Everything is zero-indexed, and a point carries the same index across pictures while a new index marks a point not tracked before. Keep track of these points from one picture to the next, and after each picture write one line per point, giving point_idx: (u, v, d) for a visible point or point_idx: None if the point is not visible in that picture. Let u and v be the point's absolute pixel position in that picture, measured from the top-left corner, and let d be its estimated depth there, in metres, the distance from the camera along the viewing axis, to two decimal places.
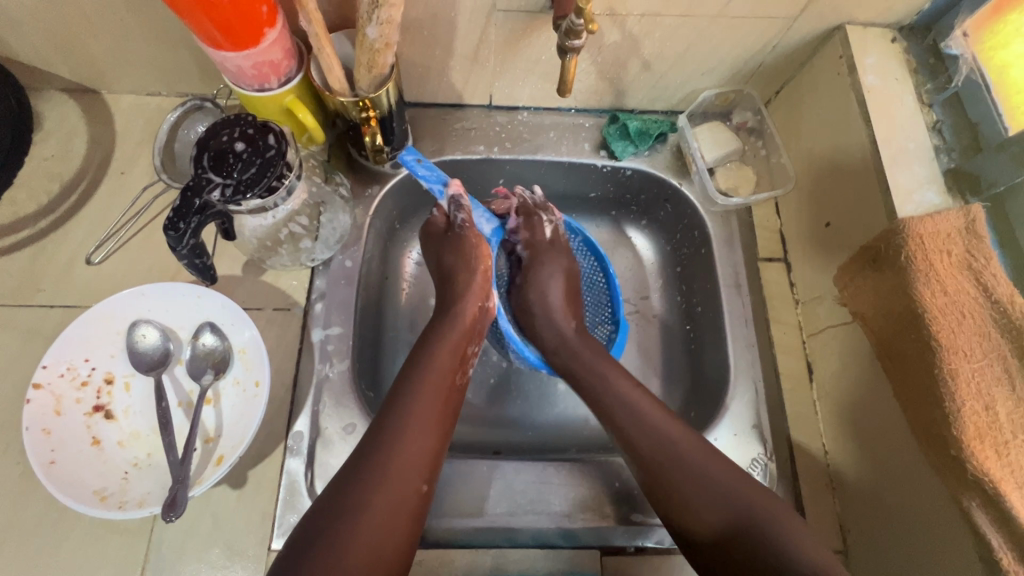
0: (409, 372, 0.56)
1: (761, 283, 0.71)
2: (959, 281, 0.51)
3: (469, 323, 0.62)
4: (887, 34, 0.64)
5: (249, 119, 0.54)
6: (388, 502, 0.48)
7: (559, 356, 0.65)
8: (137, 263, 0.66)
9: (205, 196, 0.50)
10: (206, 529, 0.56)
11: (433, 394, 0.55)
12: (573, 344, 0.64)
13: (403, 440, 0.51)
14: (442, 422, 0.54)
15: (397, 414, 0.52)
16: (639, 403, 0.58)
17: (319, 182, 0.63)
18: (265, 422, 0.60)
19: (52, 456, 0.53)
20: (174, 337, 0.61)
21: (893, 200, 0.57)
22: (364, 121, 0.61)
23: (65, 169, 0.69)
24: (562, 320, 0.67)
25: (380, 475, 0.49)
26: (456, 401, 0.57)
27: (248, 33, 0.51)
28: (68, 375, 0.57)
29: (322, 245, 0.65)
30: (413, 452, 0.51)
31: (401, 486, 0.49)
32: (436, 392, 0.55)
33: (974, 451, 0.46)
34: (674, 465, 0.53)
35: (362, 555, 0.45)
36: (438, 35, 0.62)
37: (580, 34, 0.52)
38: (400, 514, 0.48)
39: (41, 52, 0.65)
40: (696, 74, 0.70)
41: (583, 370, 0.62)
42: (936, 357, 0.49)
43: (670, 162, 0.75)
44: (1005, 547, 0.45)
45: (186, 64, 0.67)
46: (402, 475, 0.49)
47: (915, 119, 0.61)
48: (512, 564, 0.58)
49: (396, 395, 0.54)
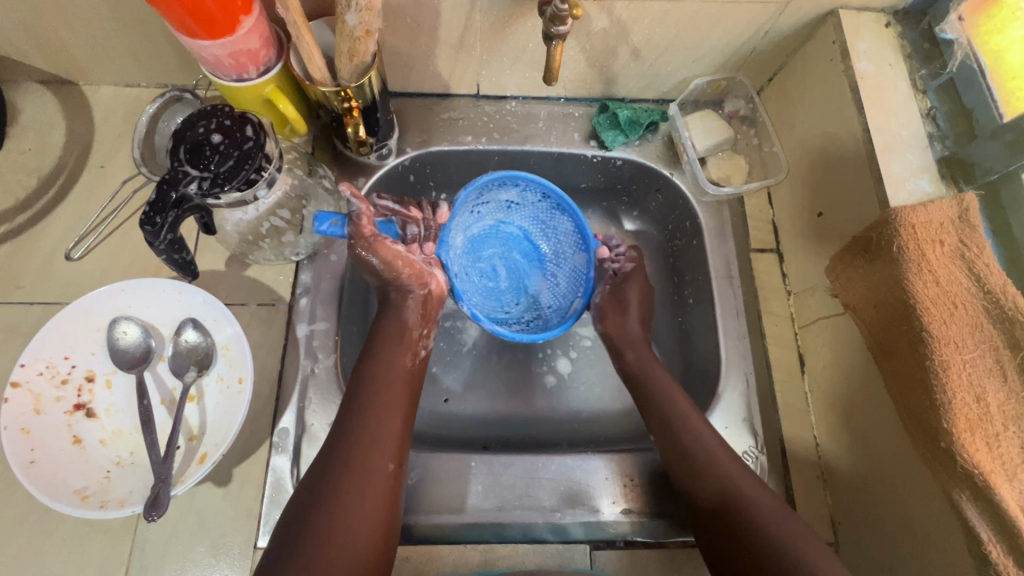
0: (366, 367, 0.56)
1: (753, 275, 0.71)
2: (951, 272, 0.50)
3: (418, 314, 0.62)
4: (881, 19, 0.63)
5: (227, 110, 0.52)
6: (358, 490, 0.48)
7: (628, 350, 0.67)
8: (119, 258, 0.65)
9: (181, 190, 0.49)
10: (192, 527, 0.56)
11: (391, 383, 0.56)
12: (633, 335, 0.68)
13: (368, 431, 0.52)
14: (402, 409, 0.55)
15: (362, 407, 0.53)
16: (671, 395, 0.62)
17: (302, 174, 0.61)
18: (250, 419, 0.60)
19: (32, 456, 0.52)
20: (155, 334, 0.60)
21: (885, 188, 0.56)
22: (347, 112, 0.60)
23: (42, 162, 0.68)
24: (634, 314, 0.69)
25: (353, 466, 0.49)
26: (415, 387, 0.58)
27: (223, 21, 0.50)
28: (47, 374, 0.56)
29: (306, 239, 0.64)
30: (379, 438, 0.52)
31: (367, 477, 0.49)
32: (394, 381, 0.56)
33: (965, 443, 0.46)
34: (686, 448, 0.57)
35: (335, 540, 0.45)
36: (421, 22, 0.60)
37: (565, 20, 0.50)
38: (369, 504, 0.48)
39: (12, 42, 0.63)
40: (687, 61, 0.69)
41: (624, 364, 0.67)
42: (926, 349, 0.48)
43: (661, 151, 0.74)
44: (994, 540, 0.45)
45: (163, 54, 0.66)
46: (368, 459, 0.50)
47: (909, 105, 0.59)
48: (501, 559, 0.58)
49: (356, 389, 0.55)
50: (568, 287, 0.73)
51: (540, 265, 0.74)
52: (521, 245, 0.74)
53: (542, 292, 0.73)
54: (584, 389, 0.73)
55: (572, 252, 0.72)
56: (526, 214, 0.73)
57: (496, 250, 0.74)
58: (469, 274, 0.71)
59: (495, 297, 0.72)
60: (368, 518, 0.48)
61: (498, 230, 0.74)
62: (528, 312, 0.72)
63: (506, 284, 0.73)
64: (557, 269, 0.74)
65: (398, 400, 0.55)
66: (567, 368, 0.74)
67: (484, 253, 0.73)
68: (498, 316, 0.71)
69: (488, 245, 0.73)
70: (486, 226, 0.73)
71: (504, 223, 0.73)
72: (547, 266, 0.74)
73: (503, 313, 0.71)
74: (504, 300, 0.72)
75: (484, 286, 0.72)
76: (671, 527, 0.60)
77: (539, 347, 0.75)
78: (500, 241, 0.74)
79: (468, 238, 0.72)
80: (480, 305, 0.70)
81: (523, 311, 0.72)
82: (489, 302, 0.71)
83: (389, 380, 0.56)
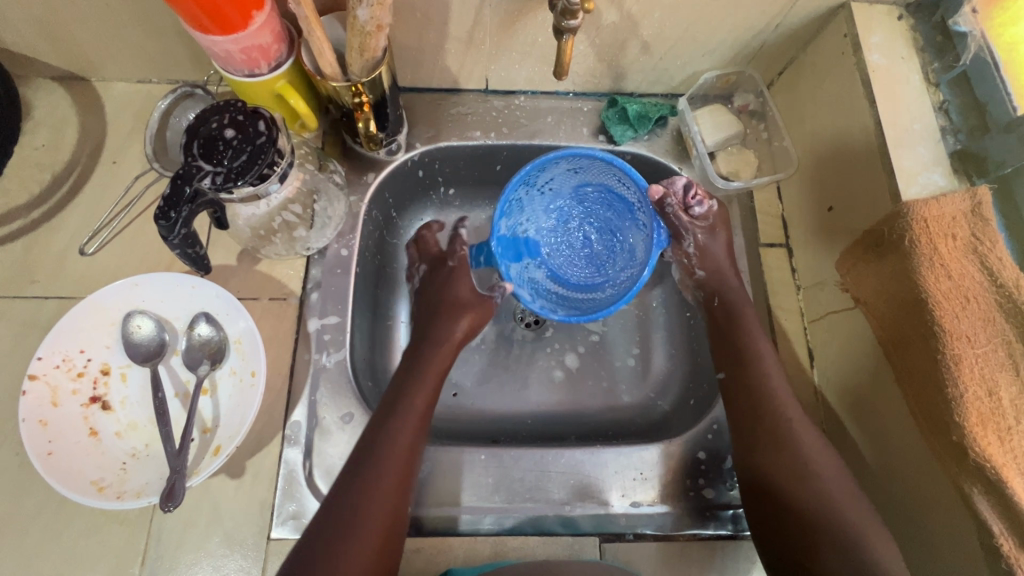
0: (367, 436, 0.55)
1: (763, 269, 0.70)
2: (964, 266, 0.50)
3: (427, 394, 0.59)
4: (893, 11, 0.62)
5: (240, 105, 0.53)
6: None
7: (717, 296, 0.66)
8: (132, 253, 0.66)
9: (195, 185, 0.49)
10: (206, 518, 0.57)
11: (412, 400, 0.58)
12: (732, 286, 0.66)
13: (385, 444, 0.54)
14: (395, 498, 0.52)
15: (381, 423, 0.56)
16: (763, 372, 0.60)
17: (313, 169, 0.63)
18: (262, 412, 0.60)
19: (49, 447, 0.53)
20: (169, 328, 0.61)
21: (898, 181, 0.55)
22: (357, 107, 0.60)
23: (56, 158, 0.68)
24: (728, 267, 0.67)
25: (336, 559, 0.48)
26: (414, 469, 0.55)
27: (234, 16, 0.50)
28: (64, 367, 0.57)
29: (317, 235, 0.65)
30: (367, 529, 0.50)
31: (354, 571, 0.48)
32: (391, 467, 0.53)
33: (977, 437, 0.46)
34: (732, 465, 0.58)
35: None
36: (431, 16, 0.60)
37: (576, 14, 0.51)
38: None
39: (27, 39, 0.63)
40: (697, 55, 0.69)
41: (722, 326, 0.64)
42: (940, 343, 0.48)
43: (670, 146, 0.74)
44: (1006, 534, 0.44)
45: (175, 50, 0.66)
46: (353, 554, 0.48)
47: (921, 99, 0.59)
48: (512, 551, 0.58)
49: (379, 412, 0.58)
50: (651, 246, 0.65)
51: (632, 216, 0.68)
52: (612, 203, 0.69)
53: (639, 245, 0.67)
54: (592, 383, 0.74)
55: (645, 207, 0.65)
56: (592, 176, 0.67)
57: (587, 216, 0.70)
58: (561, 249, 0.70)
59: (597, 262, 0.70)
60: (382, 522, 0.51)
61: (580, 198, 0.70)
62: (624, 272, 0.67)
63: (602, 246, 0.70)
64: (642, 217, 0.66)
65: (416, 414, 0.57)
66: (576, 362, 0.75)
67: (576, 223, 0.71)
68: (601, 284, 0.68)
69: (579, 212, 0.70)
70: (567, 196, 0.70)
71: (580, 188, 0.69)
72: (635, 215, 0.67)
73: (601, 279, 0.69)
74: (606, 263, 0.70)
75: (583, 257, 0.70)
76: (683, 520, 0.61)
77: (547, 341, 0.75)
78: (587, 206, 0.70)
79: (553, 216, 0.70)
80: (579, 277, 0.70)
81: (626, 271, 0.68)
82: (589, 270, 0.70)
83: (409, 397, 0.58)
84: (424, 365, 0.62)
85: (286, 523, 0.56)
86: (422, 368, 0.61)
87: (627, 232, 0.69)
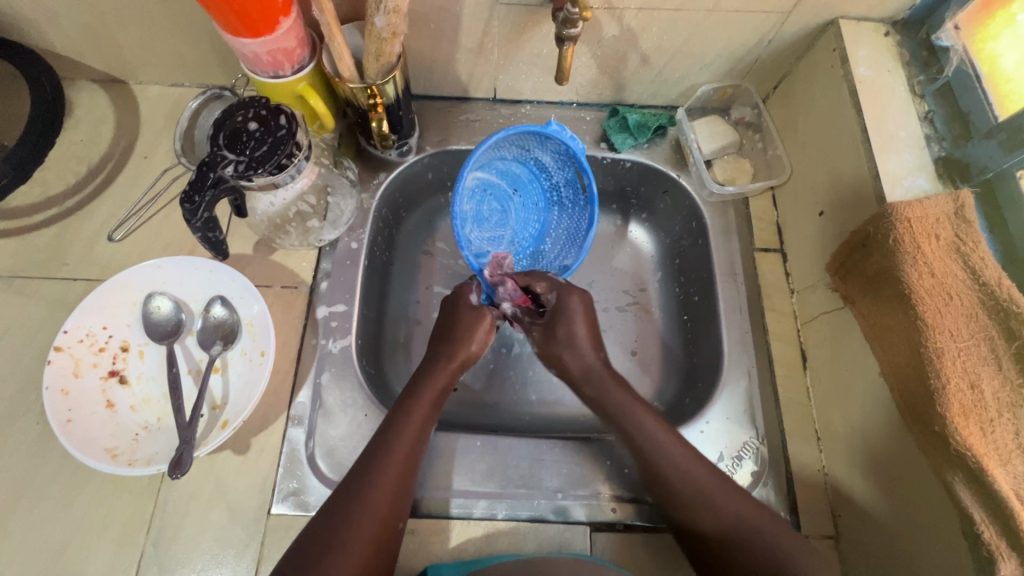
0: (353, 473, 0.54)
1: (757, 272, 0.72)
2: (946, 264, 0.52)
3: (415, 440, 0.57)
4: (880, 28, 0.66)
5: (263, 101, 0.57)
6: None
7: (588, 385, 0.63)
8: (157, 240, 0.70)
9: (219, 171, 0.54)
10: (211, 491, 0.59)
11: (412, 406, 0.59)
12: (600, 373, 0.63)
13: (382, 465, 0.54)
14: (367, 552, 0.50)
15: (379, 436, 0.57)
16: (631, 408, 0.60)
17: (328, 165, 0.67)
18: (270, 392, 0.63)
19: (69, 415, 0.56)
20: (186, 309, 0.64)
21: (882, 185, 0.58)
22: (371, 108, 0.65)
23: (92, 152, 0.73)
24: (588, 350, 0.64)
25: None
26: (399, 515, 0.54)
27: (264, 22, 0.55)
28: (87, 341, 0.60)
29: (329, 227, 0.69)
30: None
31: None
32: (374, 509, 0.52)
33: (957, 427, 0.47)
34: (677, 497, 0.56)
35: None
36: (444, 28, 0.65)
37: (576, 23, 0.55)
38: None
39: (75, 43, 0.69)
40: (694, 68, 0.73)
41: (628, 435, 0.60)
42: (922, 337, 0.50)
43: (668, 154, 0.77)
44: (986, 521, 0.45)
45: (208, 56, 0.72)
46: None
47: (906, 109, 0.62)
48: (503, 536, 0.59)
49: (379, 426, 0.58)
50: (549, 151, 0.69)
51: (525, 158, 0.71)
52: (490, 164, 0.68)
53: (540, 158, 0.70)
54: None
55: (536, 139, 0.67)
56: (478, 160, 0.65)
57: (493, 198, 0.71)
58: (495, 236, 0.71)
59: (520, 216, 0.74)
60: (383, 505, 0.52)
61: (478, 191, 0.69)
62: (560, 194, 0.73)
63: (515, 197, 0.73)
64: (537, 150, 0.69)
65: (413, 425, 0.58)
66: None
67: (485, 206, 0.70)
68: (552, 223, 0.75)
69: (484, 197, 0.70)
70: (472, 197, 0.68)
71: (478, 183, 0.68)
72: (519, 150, 0.69)
73: (541, 220, 0.75)
74: (533, 203, 0.74)
75: (498, 215, 0.72)
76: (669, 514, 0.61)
77: None
78: (486, 189, 0.70)
79: (472, 220, 0.68)
80: (556, 244, 0.74)
81: (555, 199, 0.74)
82: (528, 224, 0.74)
83: (405, 413, 0.58)
84: (421, 389, 0.61)
85: (286, 499, 0.59)
86: (419, 391, 0.61)
87: (512, 162, 0.70)
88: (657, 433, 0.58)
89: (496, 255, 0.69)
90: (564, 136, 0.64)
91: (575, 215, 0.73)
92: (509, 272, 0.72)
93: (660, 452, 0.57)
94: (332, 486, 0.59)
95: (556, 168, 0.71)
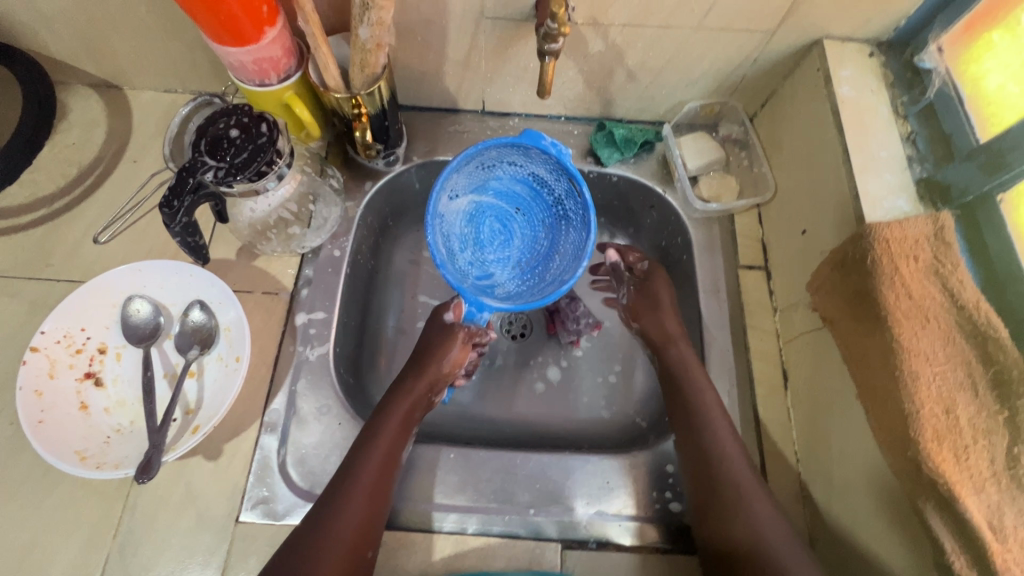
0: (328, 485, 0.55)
1: (740, 290, 0.72)
2: (924, 287, 0.51)
3: (384, 459, 0.57)
4: (864, 49, 0.66)
5: (245, 109, 0.58)
6: None
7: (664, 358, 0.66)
8: (141, 243, 0.71)
9: (198, 177, 0.54)
10: (180, 497, 0.58)
11: (390, 414, 0.60)
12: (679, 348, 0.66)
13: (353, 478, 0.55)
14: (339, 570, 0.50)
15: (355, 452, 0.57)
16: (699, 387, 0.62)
17: (312, 173, 0.67)
18: (245, 397, 0.63)
19: (41, 416, 0.56)
20: (165, 312, 0.64)
21: (863, 205, 0.58)
22: (356, 117, 0.65)
23: (82, 155, 0.74)
24: (671, 320, 0.68)
25: None
26: (371, 532, 0.53)
27: (249, 31, 0.56)
28: (64, 342, 0.60)
29: (312, 234, 0.69)
30: None
31: None
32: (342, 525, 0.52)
33: (931, 453, 0.46)
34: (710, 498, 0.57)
35: None
36: (431, 41, 0.66)
37: (556, 38, 0.55)
38: None
39: (68, 48, 0.70)
40: (681, 85, 0.73)
41: (691, 419, 0.61)
42: (898, 360, 0.49)
43: (655, 169, 0.77)
44: (958, 551, 0.44)
45: (199, 63, 0.73)
46: None
47: (889, 130, 0.62)
48: (473, 551, 0.58)
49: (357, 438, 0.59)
50: (540, 163, 0.62)
51: (522, 174, 0.65)
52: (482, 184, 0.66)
53: (536, 171, 0.63)
54: (572, 397, 0.75)
55: (521, 151, 0.61)
56: (465, 182, 0.64)
57: (494, 219, 0.68)
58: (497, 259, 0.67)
59: (527, 237, 0.68)
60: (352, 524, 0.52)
61: (477, 213, 0.67)
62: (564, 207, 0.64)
63: (519, 216, 0.68)
64: (528, 164, 0.63)
65: (384, 442, 0.58)
66: (556, 376, 0.76)
67: (485, 229, 0.67)
68: (560, 240, 0.65)
69: (482, 220, 0.67)
70: (467, 221, 0.66)
71: (474, 205, 0.66)
72: (511, 165, 0.64)
73: (550, 238, 0.66)
74: (540, 223, 0.67)
75: (501, 239, 0.68)
76: (647, 531, 0.60)
77: (532, 353, 0.77)
78: (487, 211, 0.68)
79: (469, 243, 0.66)
80: (560, 263, 0.64)
81: (561, 215, 0.65)
82: (535, 244, 0.67)
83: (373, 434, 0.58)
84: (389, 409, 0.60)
85: (255, 507, 0.58)
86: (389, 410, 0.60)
87: (509, 179, 0.66)
88: (722, 422, 0.60)
89: (534, 283, 0.65)
90: (539, 142, 0.57)
91: (579, 228, 0.62)
92: (509, 294, 0.64)
93: (716, 443, 0.59)
94: (301, 496, 0.59)
95: (552, 178, 0.63)
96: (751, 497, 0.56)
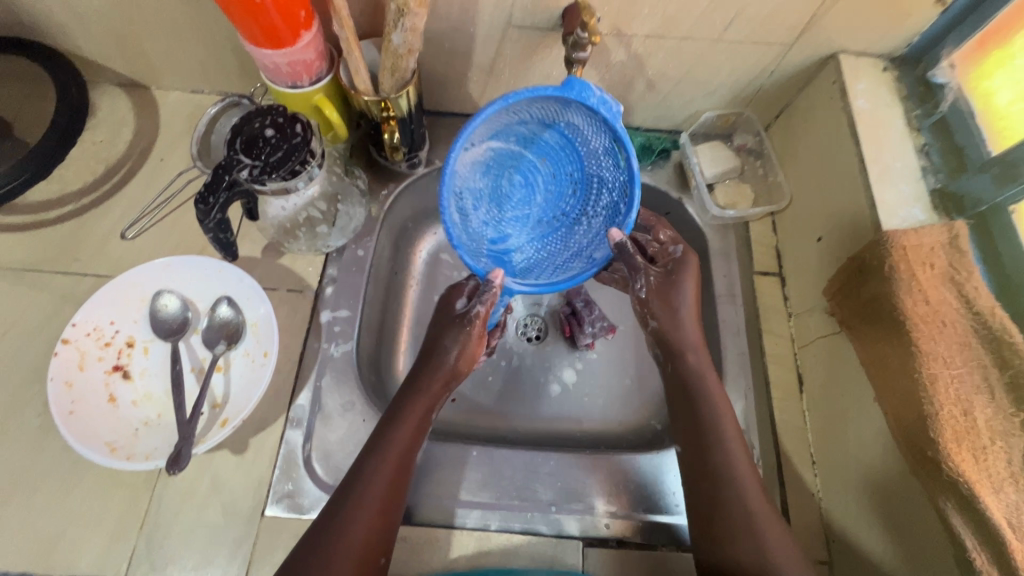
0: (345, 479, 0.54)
1: (756, 295, 0.74)
2: (941, 293, 0.53)
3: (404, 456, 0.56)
4: (878, 64, 0.68)
5: (280, 109, 0.59)
6: None
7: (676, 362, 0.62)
8: (168, 240, 0.72)
9: (234, 175, 0.55)
10: (206, 489, 0.59)
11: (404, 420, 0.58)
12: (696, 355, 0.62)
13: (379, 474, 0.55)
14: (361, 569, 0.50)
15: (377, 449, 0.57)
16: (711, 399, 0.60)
17: (339, 174, 0.68)
18: (270, 393, 0.64)
19: (72, 407, 0.57)
20: (193, 308, 0.65)
21: (879, 214, 0.59)
22: (385, 120, 0.66)
23: (110, 153, 0.75)
24: (690, 326, 0.62)
25: None
26: (389, 532, 0.53)
27: (286, 34, 0.57)
28: (94, 335, 0.61)
29: (337, 233, 0.70)
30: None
31: None
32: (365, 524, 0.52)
33: (950, 453, 0.47)
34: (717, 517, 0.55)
35: None
36: (458, 48, 0.68)
37: (585, 47, 0.57)
38: None
39: (101, 48, 0.72)
40: (699, 95, 0.75)
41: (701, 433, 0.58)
42: (916, 363, 0.51)
43: (672, 177, 0.78)
44: (978, 548, 0.46)
45: (229, 65, 0.74)
46: None
47: (903, 142, 0.64)
48: (495, 548, 0.59)
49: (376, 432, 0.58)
50: (580, 116, 0.58)
51: (553, 122, 0.61)
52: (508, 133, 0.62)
53: (571, 122, 0.60)
54: (589, 399, 0.76)
55: (561, 103, 0.57)
56: (487, 131, 0.59)
57: (514, 170, 0.65)
58: (516, 217, 0.66)
59: (551, 193, 0.66)
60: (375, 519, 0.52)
61: (497, 162, 0.64)
62: (596, 167, 0.63)
63: (543, 167, 0.66)
64: (565, 114, 0.59)
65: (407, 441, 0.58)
66: (572, 378, 0.77)
67: (504, 181, 0.65)
68: (587, 203, 0.65)
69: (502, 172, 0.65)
70: (486, 172, 0.63)
71: (494, 154, 0.63)
72: (544, 116, 0.60)
73: (576, 199, 0.66)
74: (566, 180, 0.66)
75: (522, 193, 0.66)
76: (662, 533, 0.61)
77: (549, 355, 0.78)
78: (507, 160, 0.64)
79: (486, 198, 0.64)
80: (586, 232, 0.65)
81: (592, 174, 0.64)
82: (558, 202, 0.67)
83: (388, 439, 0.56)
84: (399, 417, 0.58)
85: (280, 501, 0.59)
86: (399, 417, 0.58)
87: (537, 131, 0.63)
88: (735, 437, 0.58)
89: (553, 248, 0.66)
90: (587, 98, 0.54)
91: (613, 195, 0.62)
92: (529, 258, 0.65)
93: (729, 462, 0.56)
94: (326, 490, 0.59)
95: (589, 135, 0.60)
96: (761, 518, 0.54)
